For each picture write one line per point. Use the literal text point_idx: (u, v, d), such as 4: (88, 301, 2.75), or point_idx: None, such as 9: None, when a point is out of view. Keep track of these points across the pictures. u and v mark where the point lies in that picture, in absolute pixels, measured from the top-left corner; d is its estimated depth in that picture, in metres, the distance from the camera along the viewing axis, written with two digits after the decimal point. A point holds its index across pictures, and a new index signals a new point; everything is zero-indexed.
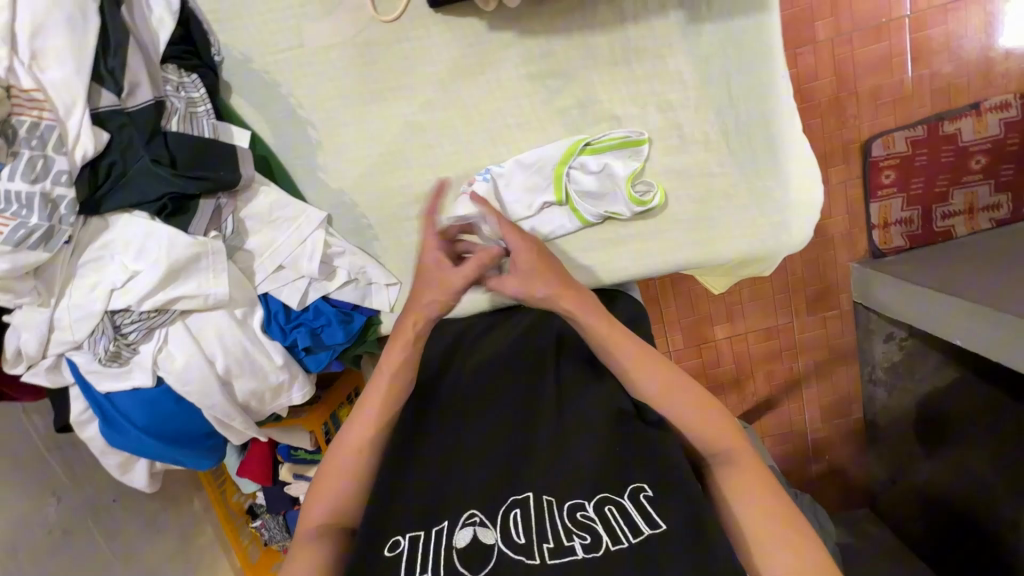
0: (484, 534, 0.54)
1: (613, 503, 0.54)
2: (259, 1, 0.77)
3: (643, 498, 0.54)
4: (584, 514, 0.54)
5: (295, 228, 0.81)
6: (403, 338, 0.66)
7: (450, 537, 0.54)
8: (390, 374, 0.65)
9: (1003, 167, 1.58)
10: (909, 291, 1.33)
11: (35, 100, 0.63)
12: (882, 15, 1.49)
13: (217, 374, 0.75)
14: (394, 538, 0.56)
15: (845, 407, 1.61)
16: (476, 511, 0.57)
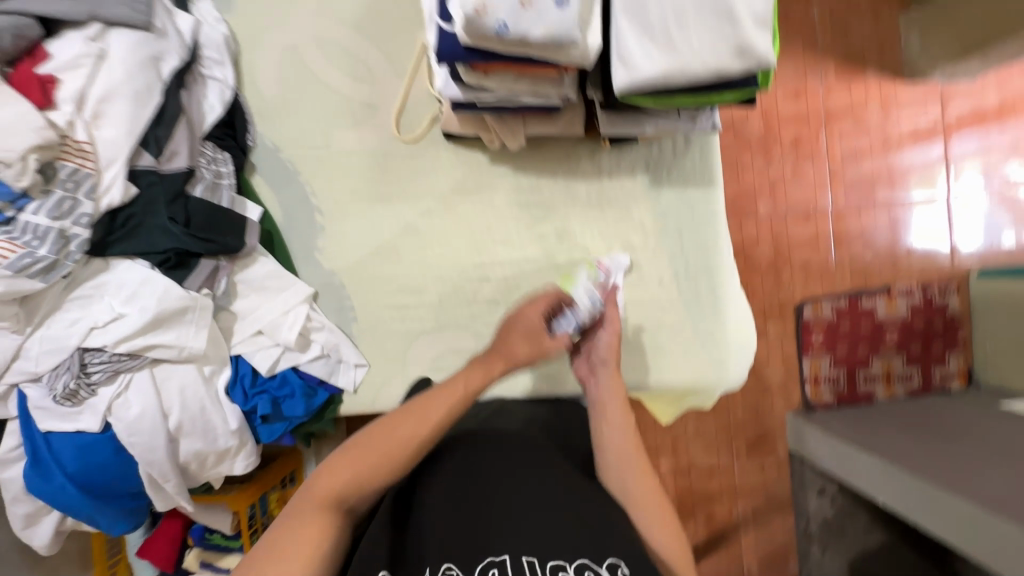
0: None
1: (592, 570, 0.56)
2: (300, 106, 0.91)
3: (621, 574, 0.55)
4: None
5: (282, 298, 0.86)
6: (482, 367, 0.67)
7: None
8: (457, 385, 0.64)
9: (912, 344, 1.82)
10: (839, 447, 1.43)
11: (82, 151, 0.70)
12: (810, 204, 1.80)
13: (167, 429, 0.75)
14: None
15: (781, 559, 1.61)
16: (454, 563, 0.57)
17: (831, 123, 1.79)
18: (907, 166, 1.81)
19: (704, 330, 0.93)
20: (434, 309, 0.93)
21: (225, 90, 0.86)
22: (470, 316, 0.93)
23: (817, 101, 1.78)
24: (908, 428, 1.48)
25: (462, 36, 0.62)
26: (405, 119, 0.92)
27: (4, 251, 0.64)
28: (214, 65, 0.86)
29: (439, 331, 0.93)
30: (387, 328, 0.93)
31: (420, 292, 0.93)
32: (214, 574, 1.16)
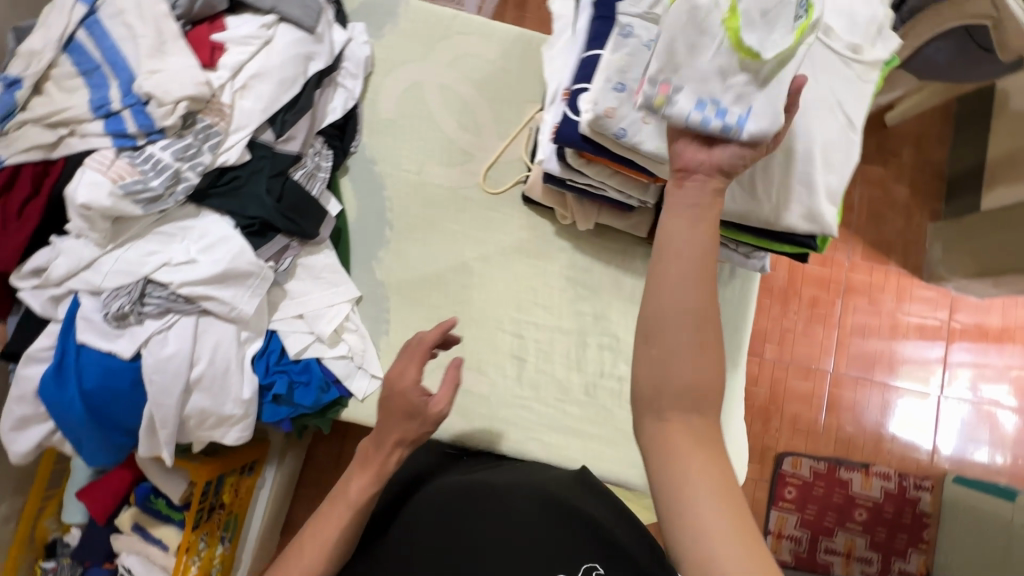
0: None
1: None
2: (407, 132, 1.00)
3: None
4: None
5: (331, 292, 0.90)
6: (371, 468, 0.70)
7: None
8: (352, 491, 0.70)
9: (878, 528, 1.82)
10: None
11: (221, 113, 0.78)
12: (812, 362, 1.88)
13: (188, 378, 0.76)
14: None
15: None
16: None
17: (848, 295, 1.91)
18: (907, 357, 1.91)
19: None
20: (461, 347, 0.97)
21: (349, 99, 0.96)
22: (492, 363, 0.97)
23: (840, 272, 1.92)
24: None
25: (585, 127, 0.71)
26: (493, 173, 1.00)
27: (123, 173, 0.70)
28: (348, 76, 0.96)
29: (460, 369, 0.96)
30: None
31: (454, 328, 0.97)
32: (142, 540, 1.12)
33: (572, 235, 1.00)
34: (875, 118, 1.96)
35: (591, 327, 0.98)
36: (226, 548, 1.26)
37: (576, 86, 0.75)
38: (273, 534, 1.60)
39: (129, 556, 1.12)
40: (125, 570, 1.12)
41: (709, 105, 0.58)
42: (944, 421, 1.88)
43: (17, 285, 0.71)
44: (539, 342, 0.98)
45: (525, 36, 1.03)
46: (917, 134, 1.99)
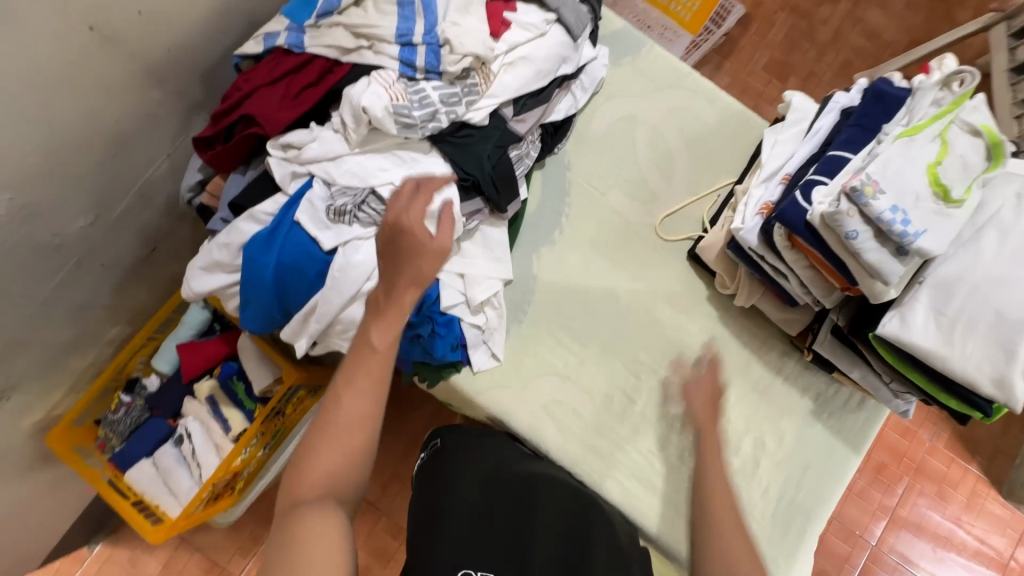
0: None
1: None
2: (607, 154, 1.06)
3: None
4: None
5: (492, 266, 0.95)
6: (387, 318, 0.62)
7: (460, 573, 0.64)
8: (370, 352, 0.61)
9: None
10: None
11: (486, 77, 0.85)
12: (858, 527, 1.79)
13: (359, 290, 0.79)
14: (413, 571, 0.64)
15: None
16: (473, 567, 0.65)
17: (918, 477, 1.82)
18: (960, 566, 1.78)
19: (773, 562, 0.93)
20: (581, 364, 0.99)
21: (573, 107, 1.02)
22: (602, 391, 0.98)
23: (918, 450, 1.83)
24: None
25: (814, 216, 0.74)
26: (669, 221, 1.04)
27: (398, 95, 0.78)
28: (580, 88, 1.03)
29: (573, 383, 0.98)
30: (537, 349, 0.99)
31: (582, 344, 1.00)
32: (211, 413, 1.16)
33: (720, 306, 1.02)
34: None
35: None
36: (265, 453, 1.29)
37: (812, 176, 0.78)
38: None
39: (192, 422, 1.16)
40: (183, 434, 1.15)
41: (901, 211, 0.70)
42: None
43: (270, 152, 0.79)
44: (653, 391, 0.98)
45: (744, 113, 1.08)
46: None
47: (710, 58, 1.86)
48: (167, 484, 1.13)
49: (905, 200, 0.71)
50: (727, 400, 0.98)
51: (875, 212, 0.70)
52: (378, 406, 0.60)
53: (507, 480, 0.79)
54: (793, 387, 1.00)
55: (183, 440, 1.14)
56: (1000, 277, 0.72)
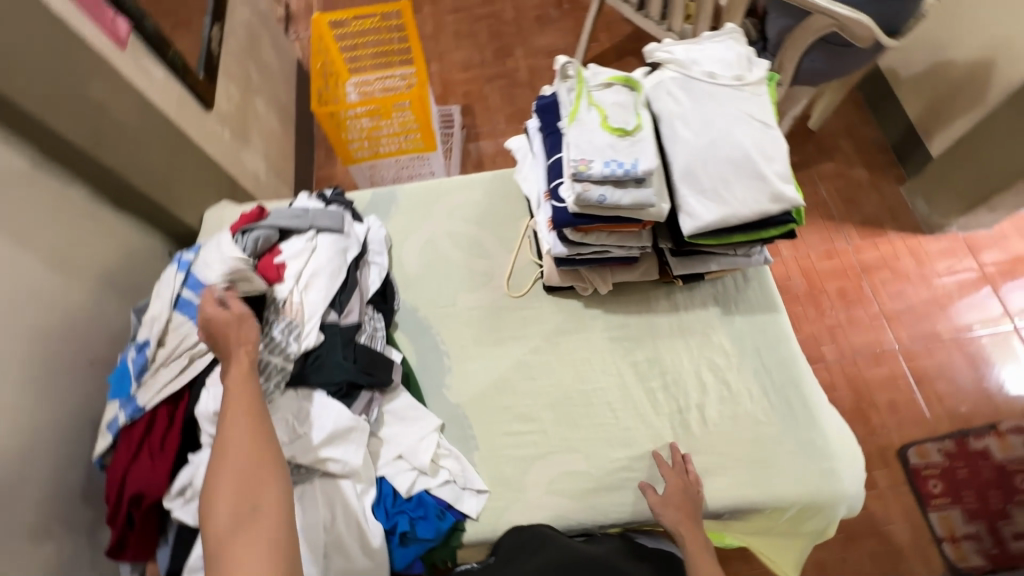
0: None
1: None
2: (433, 278, 1.19)
3: None
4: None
5: (418, 427, 0.99)
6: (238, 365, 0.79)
7: None
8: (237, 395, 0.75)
9: None
10: None
11: (295, 310, 0.96)
12: (875, 346, 1.87)
13: (324, 542, 0.83)
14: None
15: None
16: None
17: (870, 274, 1.97)
18: (961, 306, 1.90)
19: (806, 446, 0.97)
20: (547, 434, 1.03)
21: (382, 270, 1.15)
22: (579, 438, 1.02)
23: (849, 258, 2.00)
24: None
25: (573, 206, 0.90)
26: (513, 281, 1.17)
27: None
28: (376, 254, 1.18)
29: (553, 453, 1.01)
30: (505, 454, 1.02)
31: (533, 420, 1.05)
32: None
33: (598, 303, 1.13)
34: (802, 129, 2.23)
35: (651, 372, 1.06)
36: None
37: (553, 183, 0.95)
38: None
39: None
40: None
41: (613, 162, 0.88)
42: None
43: (169, 506, 0.82)
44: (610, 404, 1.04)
45: (497, 175, 1.29)
46: (843, 124, 2.24)
47: (466, 149, 2.17)
48: None
49: (608, 154, 0.89)
50: (662, 361, 1.07)
51: (600, 176, 0.87)
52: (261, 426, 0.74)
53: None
54: (694, 308, 1.10)
55: None
56: (709, 142, 0.91)
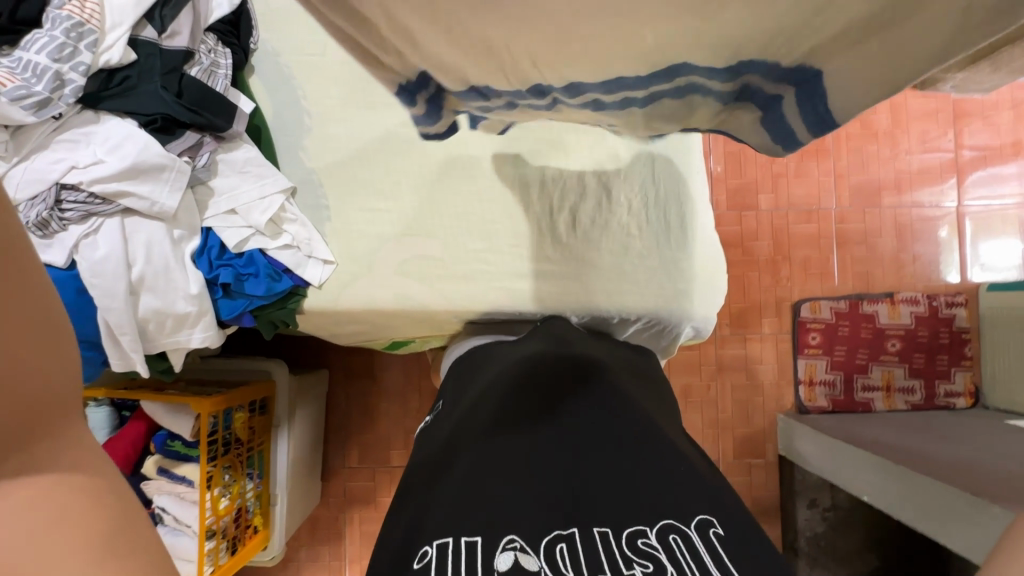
0: (528, 561, 0.47)
1: (678, 532, 0.50)
2: (301, 14, 0.97)
3: (712, 534, 0.50)
4: (645, 543, 0.49)
5: (260, 185, 0.89)
6: None
7: (492, 559, 0.47)
8: None
9: (915, 354, 1.75)
10: (831, 446, 1.49)
11: (90, 10, 0.76)
12: (812, 202, 1.78)
13: (129, 279, 0.78)
14: (422, 547, 0.48)
15: None
16: (517, 535, 0.50)
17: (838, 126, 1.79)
18: (915, 174, 1.78)
19: (667, 266, 0.93)
20: (406, 214, 0.95)
21: None
22: (439, 225, 0.95)
23: None
24: (914, 442, 1.44)
25: None
26: None
27: (4, 80, 0.72)
28: None
29: (410, 234, 0.95)
30: (360, 228, 0.95)
31: (394, 200, 0.96)
32: (169, 481, 1.16)
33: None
34: None
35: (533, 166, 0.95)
36: (258, 484, 1.32)
37: None
38: (315, 474, 1.69)
39: (162, 498, 1.16)
40: (161, 512, 1.16)
41: None
42: (961, 235, 1.78)
43: None
44: (477, 192, 0.96)
45: None
46: None
47: None
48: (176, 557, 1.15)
49: None
50: (549, 158, 0.95)
51: None
52: None
53: (543, 415, 0.67)
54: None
55: (163, 516, 1.15)
56: None
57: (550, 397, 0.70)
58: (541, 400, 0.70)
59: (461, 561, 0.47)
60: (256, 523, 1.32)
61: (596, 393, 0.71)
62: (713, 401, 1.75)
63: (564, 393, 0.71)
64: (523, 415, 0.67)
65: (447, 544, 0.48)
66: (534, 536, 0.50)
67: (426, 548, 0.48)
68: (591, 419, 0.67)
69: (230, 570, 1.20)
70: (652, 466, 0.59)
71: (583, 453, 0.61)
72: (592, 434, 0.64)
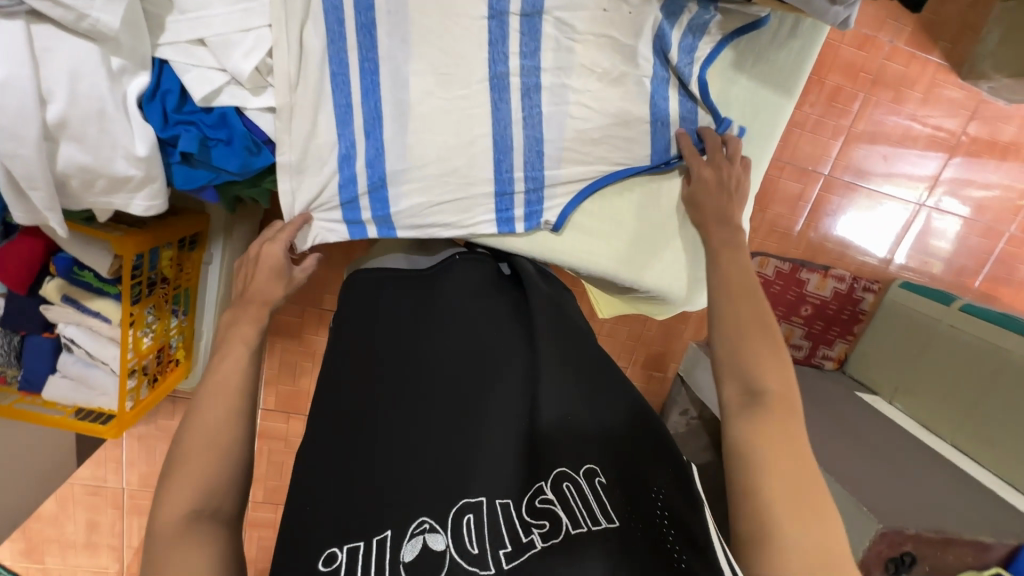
0: (434, 542, 0.54)
1: (570, 481, 0.61)
2: None
3: (598, 483, 0.61)
4: (545, 498, 0.59)
5: (240, 10, 0.63)
6: (197, 460, 0.61)
7: (398, 549, 0.54)
8: (204, 467, 0.60)
9: (829, 330, 1.87)
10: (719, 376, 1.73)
11: None
12: (810, 163, 1.68)
13: (43, 122, 0.54)
14: (330, 549, 0.54)
15: None
16: (426, 516, 0.56)
17: (875, 89, 1.62)
18: (909, 153, 1.70)
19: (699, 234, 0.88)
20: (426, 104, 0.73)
21: None
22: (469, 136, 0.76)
23: (876, 58, 1.60)
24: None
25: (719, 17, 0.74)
26: None
27: None
28: None
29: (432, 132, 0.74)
30: (368, 107, 0.71)
31: (419, 81, 0.72)
32: (78, 312, 1.01)
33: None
34: None
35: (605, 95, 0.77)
36: (183, 320, 1.21)
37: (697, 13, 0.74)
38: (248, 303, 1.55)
39: (68, 327, 1.02)
40: (69, 341, 1.03)
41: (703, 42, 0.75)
42: (909, 228, 1.78)
43: None
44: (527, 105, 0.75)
45: None
46: None
47: None
48: (88, 387, 1.06)
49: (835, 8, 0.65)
50: (626, 88, 0.77)
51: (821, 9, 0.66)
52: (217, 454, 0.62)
53: (432, 388, 0.66)
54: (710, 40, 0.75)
55: (72, 347, 1.04)
56: None
57: (401, 332, 0.73)
58: (394, 350, 0.71)
59: (371, 557, 0.53)
60: (178, 356, 1.23)
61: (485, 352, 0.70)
62: (641, 320, 1.87)
63: (415, 328, 0.73)
64: (372, 378, 0.68)
65: (359, 548, 0.54)
66: (441, 513, 0.56)
67: (333, 551, 0.54)
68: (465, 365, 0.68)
69: (151, 405, 1.15)
70: (567, 416, 0.65)
71: (457, 421, 0.63)
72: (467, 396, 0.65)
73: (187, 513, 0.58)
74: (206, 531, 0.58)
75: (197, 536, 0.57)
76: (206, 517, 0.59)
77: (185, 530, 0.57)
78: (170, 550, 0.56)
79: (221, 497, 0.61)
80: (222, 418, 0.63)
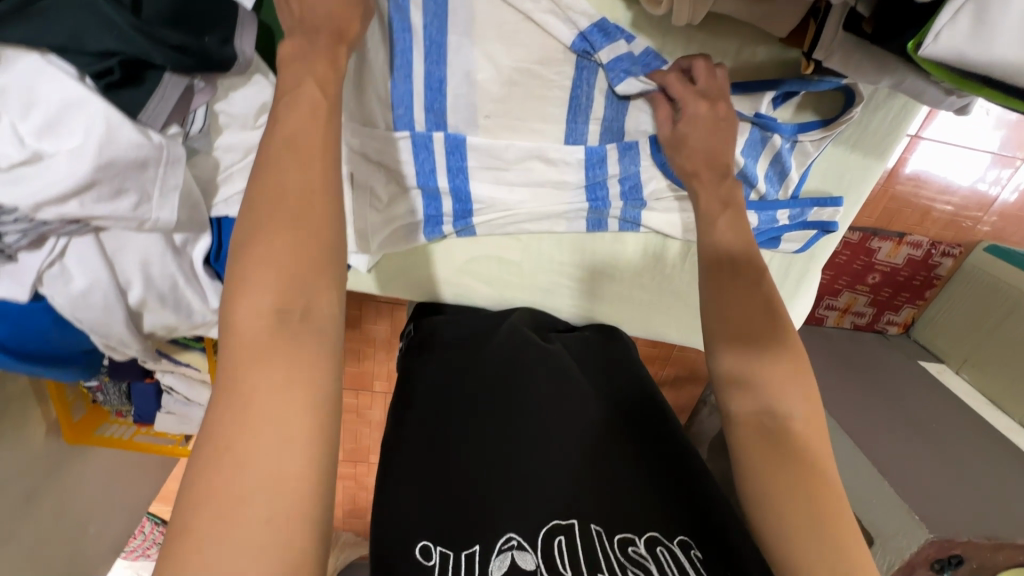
0: (525, 560, 0.49)
1: (663, 546, 0.53)
2: None
3: (691, 554, 0.53)
4: (634, 551, 0.52)
5: None
6: (275, 232, 0.42)
7: (487, 564, 0.49)
8: (278, 255, 0.41)
9: (899, 298, 1.59)
10: None
11: None
12: None
13: (125, 305, 0.57)
14: (424, 542, 0.50)
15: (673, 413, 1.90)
16: (515, 532, 0.51)
17: None
18: None
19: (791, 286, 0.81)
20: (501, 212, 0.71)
21: None
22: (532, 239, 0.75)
23: None
24: (842, 365, 1.49)
25: (788, 108, 0.67)
26: None
27: None
28: None
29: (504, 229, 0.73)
30: (454, 185, 0.68)
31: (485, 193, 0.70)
32: (171, 362, 1.09)
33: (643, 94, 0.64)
34: None
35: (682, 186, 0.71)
36: None
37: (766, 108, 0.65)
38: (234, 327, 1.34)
39: (167, 375, 1.12)
40: (168, 387, 1.15)
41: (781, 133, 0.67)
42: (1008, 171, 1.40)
43: None
44: (595, 223, 0.73)
45: None
46: None
47: None
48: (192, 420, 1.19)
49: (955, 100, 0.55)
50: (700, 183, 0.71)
51: (939, 103, 0.55)
52: (311, 246, 0.43)
53: (521, 399, 0.65)
54: (806, 145, 0.68)
55: (172, 391, 1.16)
56: None
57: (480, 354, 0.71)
58: (474, 366, 0.69)
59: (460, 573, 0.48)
60: None
61: (573, 373, 0.70)
62: None
63: (494, 359, 0.69)
64: (454, 398, 0.65)
65: (449, 556, 0.50)
66: (534, 529, 0.52)
67: (428, 545, 0.50)
68: (552, 388, 0.67)
69: None
70: (653, 470, 0.61)
71: (551, 435, 0.62)
72: (556, 413, 0.64)
73: (271, 307, 0.40)
74: (290, 339, 0.40)
75: (246, 356, 0.39)
76: (299, 319, 0.41)
77: (276, 327, 0.40)
78: (255, 346, 0.39)
79: (309, 282, 0.43)
80: (304, 191, 0.44)
